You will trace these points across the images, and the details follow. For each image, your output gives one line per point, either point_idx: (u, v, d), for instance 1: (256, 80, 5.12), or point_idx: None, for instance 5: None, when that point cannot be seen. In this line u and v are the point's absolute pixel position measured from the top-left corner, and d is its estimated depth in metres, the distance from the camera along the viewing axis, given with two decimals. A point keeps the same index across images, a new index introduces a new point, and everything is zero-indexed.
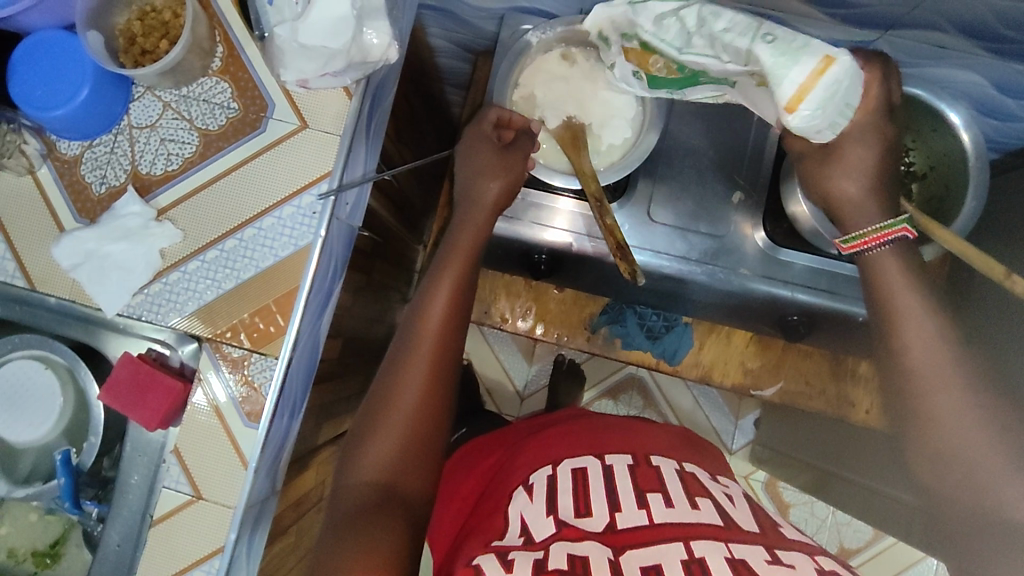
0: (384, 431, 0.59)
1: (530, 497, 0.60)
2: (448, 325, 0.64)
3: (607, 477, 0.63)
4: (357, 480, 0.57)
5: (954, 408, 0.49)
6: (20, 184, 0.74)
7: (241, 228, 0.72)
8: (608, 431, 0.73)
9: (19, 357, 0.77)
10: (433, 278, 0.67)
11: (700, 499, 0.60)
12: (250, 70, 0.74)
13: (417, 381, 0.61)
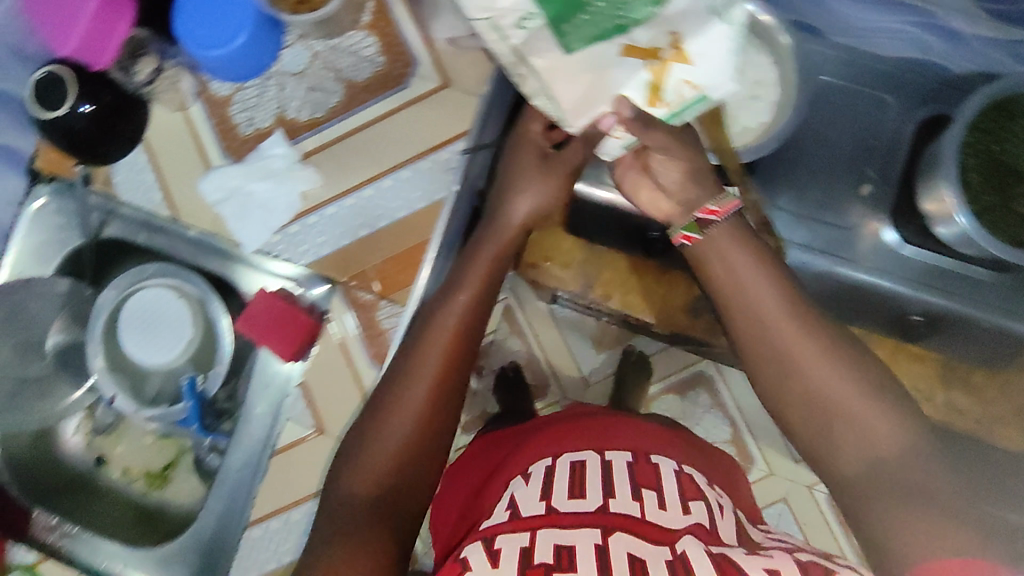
0: (385, 431, 0.55)
1: (527, 482, 0.58)
2: (471, 322, 0.59)
3: (605, 472, 0.58)
4: (340, 494, 0.54)
5: (857, 398, 0.47)
6: (172, 119, 0.78)
7: (378, 178, 0.75)
8: (615, 420, 0.67)
9: (154, 283, 0.79)
10: (460, 270, 0.62)
11: (692, 501, 0.56)
12: (397, 25, 0.75)
13: (424, 383, 0.56)
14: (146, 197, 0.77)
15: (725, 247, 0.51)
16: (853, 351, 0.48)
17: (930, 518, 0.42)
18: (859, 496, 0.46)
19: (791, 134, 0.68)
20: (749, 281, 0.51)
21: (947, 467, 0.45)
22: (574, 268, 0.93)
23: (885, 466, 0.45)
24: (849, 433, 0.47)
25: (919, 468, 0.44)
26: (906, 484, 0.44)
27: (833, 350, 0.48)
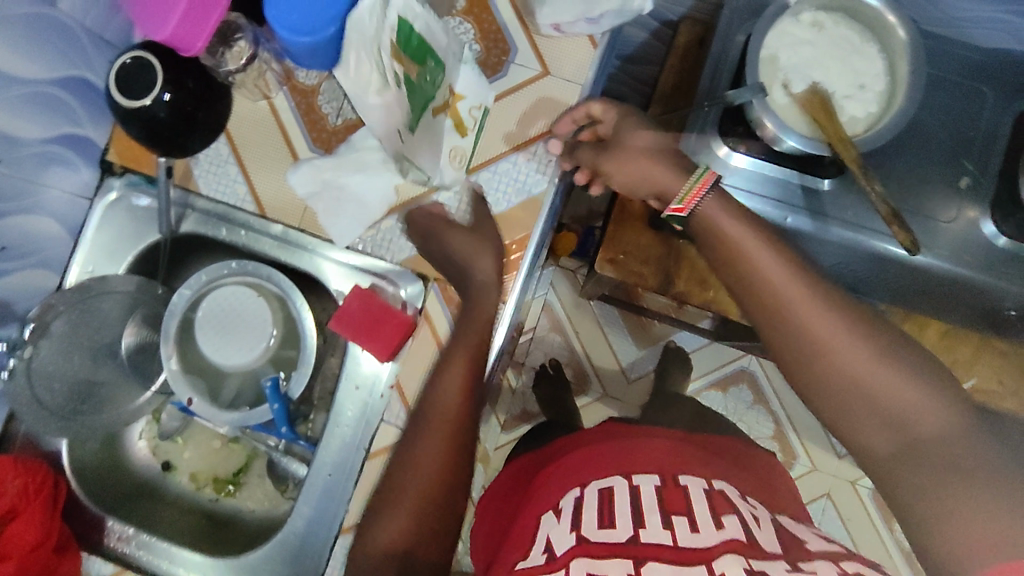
0: (394, 508, 0.62)
1: (558, 518, 0.59)
2: (461, 407, 0.65)
3: (634, 495, 0.59)
4: (374, 550, 0.61)
5: (867, 370, 0.52)
6: (256, 109, 0.74)
7: (478, 170, 0.72)
8: (647, 448, 0.68)
9: (233, 282, 0.77)
10: (442, 365, 0.67)
11: (726, 518, 0.56)
12: (495, 12, 0.73)
13: (435, 461, 0.63)
14: (229, 190, 0.74)
15: (754, 251, 0.59)
16: (886, 343, 0.53)
17: (992, 507, 0.45)
18: (884, 467, 0.52)
19: (896, 124, 0.70)
20: (751, 255, 0.58)
21: (998, 444, 0.48)
22: (654, 265, 0.90)
23: (902, 429, 0.51)
24: (879, 412, 0.52)
25: (929, 423, 0.50)
26: (927, 457, 0.49)
27: (856, 331, 0.54)
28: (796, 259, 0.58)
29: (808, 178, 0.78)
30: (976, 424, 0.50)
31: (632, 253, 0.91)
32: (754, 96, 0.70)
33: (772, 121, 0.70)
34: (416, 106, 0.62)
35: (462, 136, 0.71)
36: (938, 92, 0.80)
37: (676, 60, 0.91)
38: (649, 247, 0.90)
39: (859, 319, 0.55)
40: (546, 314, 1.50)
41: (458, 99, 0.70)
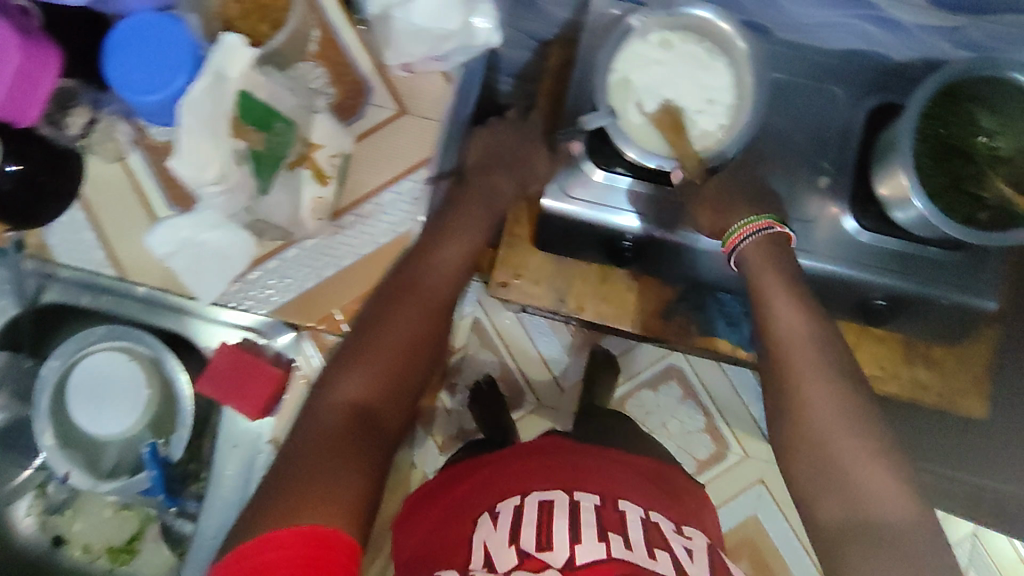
0: (364, 363, 0.60)
1: (495, 526, 0.67)
2: (449, 286, 0.67)
3: (574, 514, 0.68)
4: (335, 401, 0.58)
5: (840, 442, 0.62)
6: (110, 169, 0.78)
7: (343, 215, 0.73)
8: (591, 468, 0.78)
9: (101, 349, 0.75)
10: (448, 215, 0.70)
11: (659, 550, 0.66)
12: (347, 54, 0.73)
13: (407, 327, 0.63)
14: None
15: (772, 299, 0.71)
16: (857, 407, 0.64)
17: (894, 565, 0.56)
18: (836, 539, 0.60)
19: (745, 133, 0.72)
20: (773, 310, 0.70)
21: (902, 477, 0.60)
22: (545, 284, 0.92)
23: (836, 477, 0.62)
24: (833, 468, 0.62)
25: (862, 474, 0.60)
26: (864, 513, 0.59)
27: (855, 414, 0.63)
28: (815, 314, 0.70)
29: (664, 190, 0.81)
30: (895, 461, 0.61)
31: (523, 274, 0.92)
32: (604, 121, 0.72)
33: (633, 151, 0.72)
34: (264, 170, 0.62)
35: (324, 185, 0.68)
36: (793, 98, 0.84)
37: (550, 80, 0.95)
38: (540, 267, 0.92)
39: (841, 387, 0.65)
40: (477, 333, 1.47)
41: (316, 149, 0.67)
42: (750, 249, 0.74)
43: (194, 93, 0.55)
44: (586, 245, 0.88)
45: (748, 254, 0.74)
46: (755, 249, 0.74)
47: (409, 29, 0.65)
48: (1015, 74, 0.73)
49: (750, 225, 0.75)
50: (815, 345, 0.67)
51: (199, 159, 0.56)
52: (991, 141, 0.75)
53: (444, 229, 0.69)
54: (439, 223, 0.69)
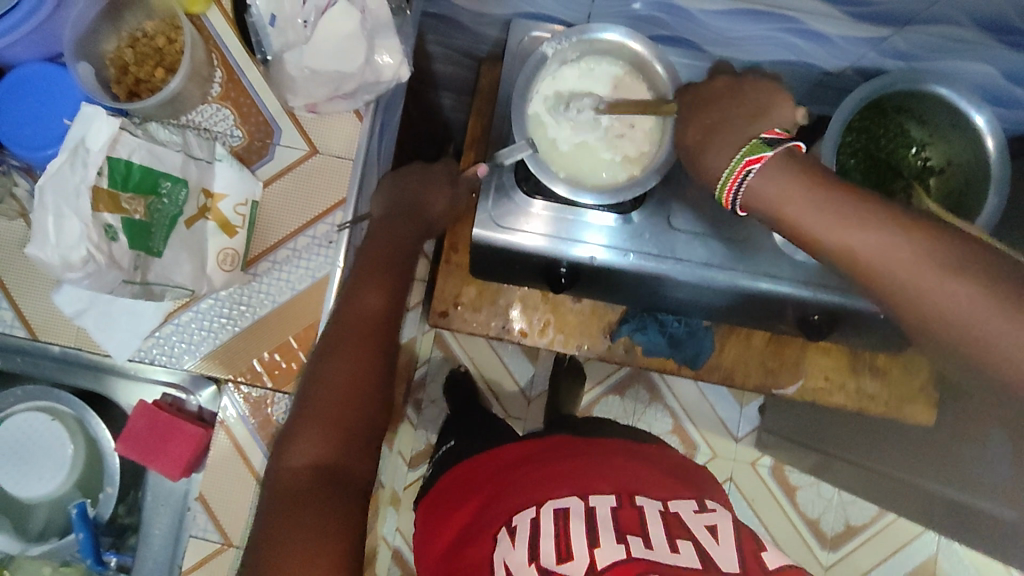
0: (311, 423, 0.56)
1: (513, 543, 0.57)
2: (380, 319, 0.62)
3: (590, 520, 0.58)
4: (293, 468, 0.54)
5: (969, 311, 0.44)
6: (13, 228, 0.68)
7: (257, 262, 0.69)
8: (596, 462, 0.68)
9: (23, 410, 0.74)
10: (365, 259, 0.65)
11: (680, 541, 0.55)
12: (253, 95, 0.70)
13: (349, 368, 0.58)
14: None
15: (836, 226, 0.49)
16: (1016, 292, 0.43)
17: None
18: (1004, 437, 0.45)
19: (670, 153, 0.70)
20: (833, 230, 0.49)
21: None
22: (486, 312, 0.91)
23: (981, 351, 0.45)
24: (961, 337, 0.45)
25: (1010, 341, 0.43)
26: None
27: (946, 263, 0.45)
28: (903, 215, 0.48)
29: (605, 215, 0.79)
30: None
31: (463, 303, 0.90)
32: (525, 153, 0.70)
33: (562, 185, 0.69)
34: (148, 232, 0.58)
35: (231, 236, 0.66)
36: None
37: (481, 102, 0.92)
38: (479, 295, 0.91)
39: (944, 249, 0.46)
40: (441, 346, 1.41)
41: (219, 199, 0.66)
42: (755, 187, 0.52)
43: (53, 167, 0.52)
44: (524, 271, 0.85)
45: (757, 191, 0.52)
46: (760, 184, 0.52)
47: (302, 73, 0.63)
48: (940, 89, 0.71)
49: (731, 175, 0.53)
50: (917, 233, 0.46)
51: (63, 241, 0.52)
52: (922, 154, 0.75)
53: (363, 272, 0.64)
54: (362, 264, 0.65)
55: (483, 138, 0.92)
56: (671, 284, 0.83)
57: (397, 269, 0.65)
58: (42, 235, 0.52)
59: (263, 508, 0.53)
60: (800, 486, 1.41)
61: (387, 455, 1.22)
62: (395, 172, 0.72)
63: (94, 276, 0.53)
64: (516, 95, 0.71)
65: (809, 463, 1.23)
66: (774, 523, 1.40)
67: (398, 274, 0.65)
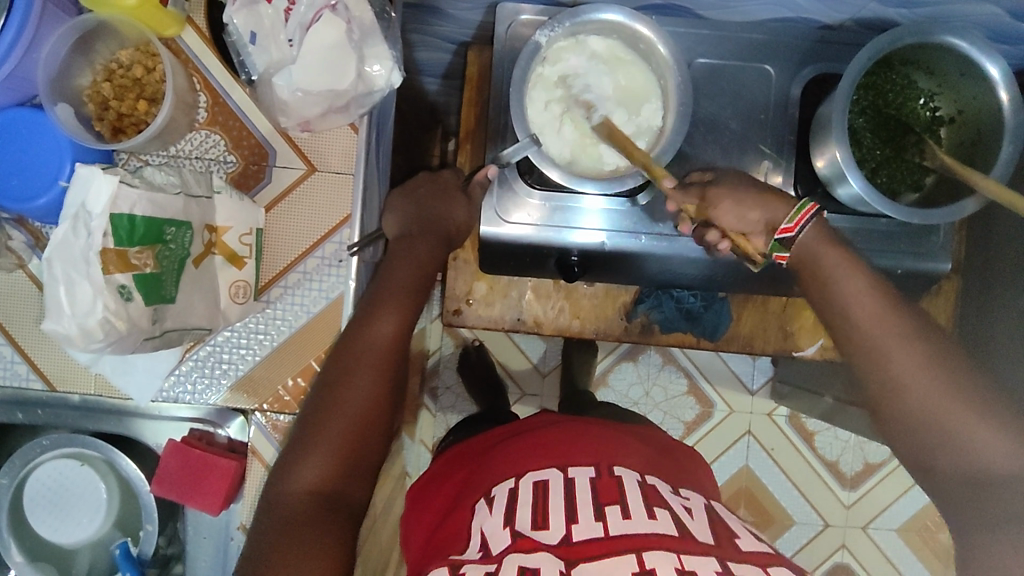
0: (320, 443, 0.55)
1: (490, 510, 0.56)
2: (396, 343, 0.61)
3: (568, 492, 0.57)
4: (294, 491, 0.53)
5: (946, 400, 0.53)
6: (12, 281, 0.66)
7: (268, 288, 0.68)
8: (588, 433, 0.67)
9: (53, 457, 0.74)
10: (379, 285, 0.64)
11: (658, 508, 0.55)
12: (241, 117, 0.67)
13: (362, 387, 0.57)
14: (9, 372, 0.67)
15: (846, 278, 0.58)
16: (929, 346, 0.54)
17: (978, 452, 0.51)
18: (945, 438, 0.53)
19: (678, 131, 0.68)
20: (846, 290, 0.58)
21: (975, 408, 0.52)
22: (500, 305, 0.89)
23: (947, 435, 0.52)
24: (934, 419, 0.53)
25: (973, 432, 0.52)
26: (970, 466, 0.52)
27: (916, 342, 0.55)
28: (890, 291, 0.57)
29: (612, 200, 0.78)
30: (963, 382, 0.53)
31: (475, 299, 0.89)
32: (531, 152, 0.68)
33: (557, 171, 0.68)
34: (150, 282, 0.56)
35: (241, 267, 0.65)
36: (729, 81, 0.78)
37: (473, 90, 0.88)
38: (490, 290, 0.89)
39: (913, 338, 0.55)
40: (451, 333, 1.30)
41: (223, 232, 0.64)
42: (809, 239, 0.59)
43: (59, 236, 0.53)
44: (535, 263, 0.83)
45: (809, 243, 0.59)
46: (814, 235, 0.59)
47: (294, 95, 0.60)
48: (948, 39, 0.66)
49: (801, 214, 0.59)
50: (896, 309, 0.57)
51: (78, 308, 0.53)
52: (931, 104, 0.73)
53: (378, 297, 0.63)
54: (383, 290, 0.64)
55: (479, 130, 0.89)
56: (684, 263, 0.81)
57: (417, 298, 0.65)
58: (57, 306, 0.53)
59: (262, 526, 0.52)
60: (817, 432, 1.33)
61: (411, 444, 1.16)
62: (404, 188, 0.73)
63: (115, 339, 0.55)
64: (513, 89, 0.68)
65: (822, 413, 1.19)
66: (794, 469, 1.33)
67: (415, 299, 0.64)
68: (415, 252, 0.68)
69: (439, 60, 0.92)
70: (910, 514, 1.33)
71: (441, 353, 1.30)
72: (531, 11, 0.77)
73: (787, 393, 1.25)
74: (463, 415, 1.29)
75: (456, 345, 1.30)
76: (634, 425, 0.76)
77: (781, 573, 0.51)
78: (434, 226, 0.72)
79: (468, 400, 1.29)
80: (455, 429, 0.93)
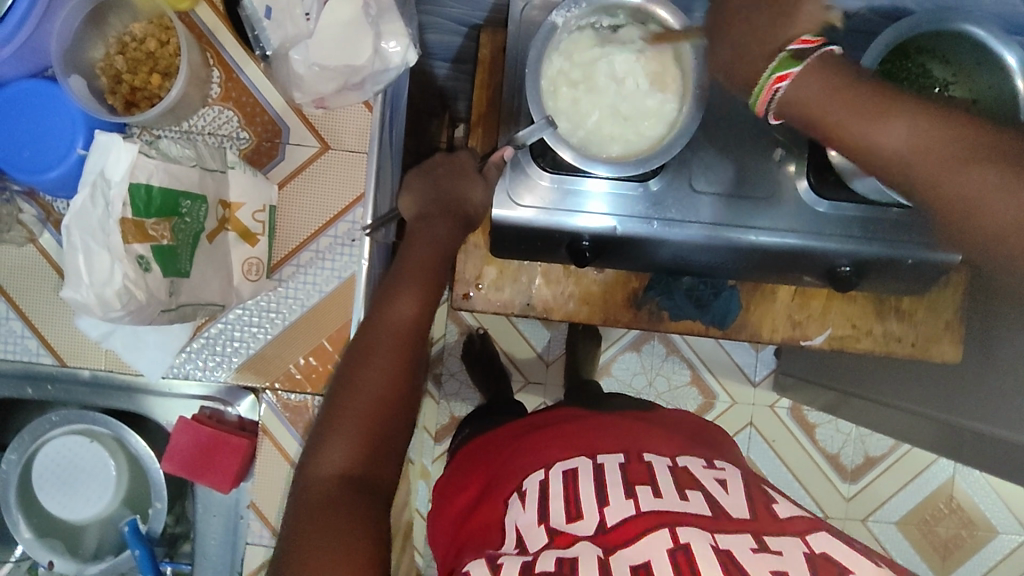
0: (345, 426, 0.54)
1: (523, 504, 0.55)
2: (415, 326, 0.61)
3: (599, 476, 0.57)
4: (326, 476, 0.52)
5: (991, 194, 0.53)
6: (22, 255, 0.66)
7: (280, 266, 0.67)
8: (606, 426, 0.67)
9: (60, 434, 0.74)
10: (396, 274, 0.64)
11: (690, 490, 0.55)
12: (255, 93, 0.67)
13: (381, 367, 0.57)
14: (19, 347, 0.67)
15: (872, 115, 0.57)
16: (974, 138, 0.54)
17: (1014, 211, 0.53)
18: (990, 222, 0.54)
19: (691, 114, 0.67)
20: (870, 126, 0.57)
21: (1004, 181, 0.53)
22: (509, 290, 0.89)
23: None
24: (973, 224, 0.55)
25: None
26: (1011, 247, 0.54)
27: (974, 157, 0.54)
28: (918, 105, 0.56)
29: (623, 185, 0.77)
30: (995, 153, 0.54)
31: (484, 283, 0.88)
32: (547, 134, 0.68)
33: (569, 151, 0.68)
34: (162, 258, 0.55)
35: (253, 245, 0.65)
36: None
37: (484, 73, 0.88)
38: (500, 275, 0.89)
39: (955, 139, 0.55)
40: (455, 320, 1.29)
41: (237, 208, 0.63)
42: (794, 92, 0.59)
43: (77, 205, 0.52)
44: (547, 248, 0.83)
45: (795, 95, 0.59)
46: (796, 93, 0.59)
47: (311, 70, 0.60)
48: (967, 27, 0.67)
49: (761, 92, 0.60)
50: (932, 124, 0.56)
51: (96, 276, 0.53)
52: (945, 93, 0.70)
53: (394, 283, 0.63)
54: (401, 274, 0.64)
55: (491, 113, 0.87)
56: (694, 249, 0.81)
57: (437, 280, 0.65)
58: (76, 274, 0.53)
59: (292, 510, 0.51)
60: (818, 424, 1.33)
61: (416, 431, 1.17)
62: (421, 168, 0.75)
63: (134, 310, 0.54)
64: (529, 70, 0.67)
65: (824, 404, 1.19)
66: (795, 461, 1.33)
67: (436, 284, 0.64)
68: (435, 237, 0.69)
69: (450, 43, 0.92)
70: (909, 508, 1.34)
71: (445, 340, 1.30)
72: None
73: (792, 384, 1.24)
74: (467, 402, 1.29)
75: (461, 332, 1.30)
76: (666, 413, 0.76)
77: (822, 542, 0.50)
78: (443, 208, 0.71)
79: (472, 387, 1.29)
80: (468, 421, 0.92)
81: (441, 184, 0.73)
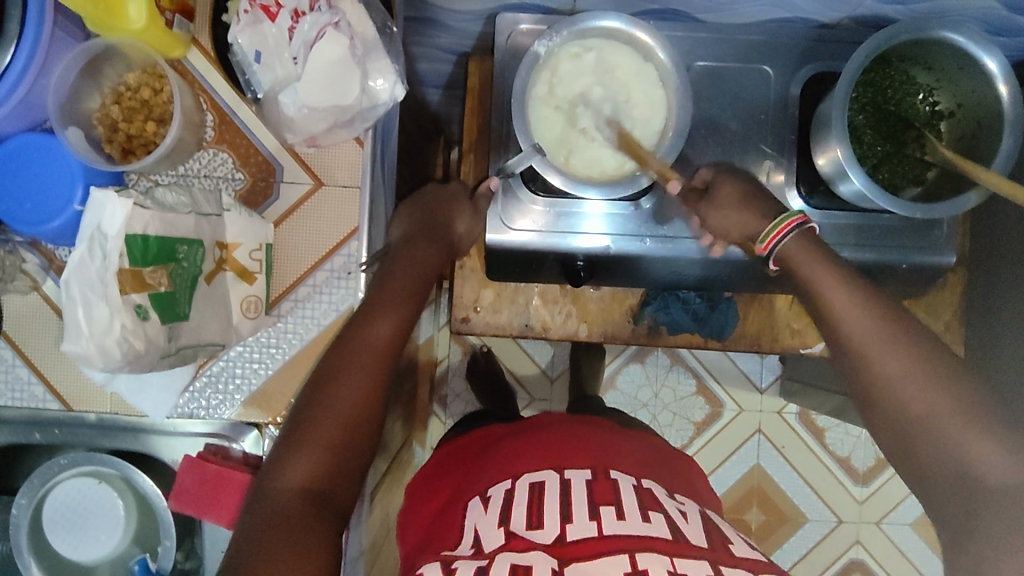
0: (310, 441, 0.55)
1: (485, 509, 0.57)
2: (391, 348, 0.61)
3: (563, 493, 0.57)
4: (281, 490, 0.53)
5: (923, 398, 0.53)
6: (26, 304, 0.67)
7: (279, 301, 0.68)
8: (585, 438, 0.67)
9: (68, 477, 0.75)
10: (373, 293, 0.65)
11: (652, 511, 0.55)
12: (248, 135, 0.68)
13: (354, 384, 0.58)
14: (26, 394, 0.68)
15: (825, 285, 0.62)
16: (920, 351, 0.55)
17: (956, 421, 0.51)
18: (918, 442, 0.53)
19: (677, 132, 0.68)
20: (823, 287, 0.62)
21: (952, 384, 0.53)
22: (508, 311, 0.90)
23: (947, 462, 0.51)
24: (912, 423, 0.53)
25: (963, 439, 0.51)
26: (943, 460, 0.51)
27: (904, 348, 0.56)
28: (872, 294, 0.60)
29: (616, 204, 0.78)
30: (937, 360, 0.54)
31: (483, 306, 0.89)
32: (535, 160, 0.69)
33: (557, 176, 0.69)
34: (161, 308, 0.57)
35: (252, 283, 0.66)
36: (729, 82, 0.78)
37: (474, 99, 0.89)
38: (497, 297, 0.89)
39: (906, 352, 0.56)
40: (459, 341, 1.30)
41: (233, 249, 0.65)
42: (788, 245, 0.65)
43: (77, 259, 0.55)
44: (540, 269, 0.84)
45: (788, 251, 0.65)
46: (795, 244, 0.65)
47: (300, 112, 0.61)
48: (944, 35, 0.65)
49: (775, 230, 0.66)
50: (878, 314, 0.59)
51: (95, 327, 0.55)
52: (930, 99, 0.73)
53: (371, 303, 0.63)
54: (377, 294, 0.64)
55: (482, 139, 0.89)
56: (688, 263, 0.81)
57: (415, 306, 0.66)
58: (76, 326, 0.55)
59: (246, 520, 0.51)
60: (827, 429, 1.33)
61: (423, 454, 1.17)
62: (414, 197, 0.78)
63: (132, 358, 0.56)
64: (515, 99, 0.69)
65: (831, 409, 1.19)
66: (805, 467, 1.32)
67: (414, 308, 0.65)
68: (412, 257, 0.70)
69: (440, 71, 0.93)
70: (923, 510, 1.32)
71: (449, 361, 1.31)
72: (530, 20, 0.77)
73: (798, 391, 1.24)
74: None
75: (464, 353, 1.30)
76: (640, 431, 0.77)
77: None
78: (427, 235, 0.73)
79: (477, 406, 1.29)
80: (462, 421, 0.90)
81: (430, 211, 0.76)
